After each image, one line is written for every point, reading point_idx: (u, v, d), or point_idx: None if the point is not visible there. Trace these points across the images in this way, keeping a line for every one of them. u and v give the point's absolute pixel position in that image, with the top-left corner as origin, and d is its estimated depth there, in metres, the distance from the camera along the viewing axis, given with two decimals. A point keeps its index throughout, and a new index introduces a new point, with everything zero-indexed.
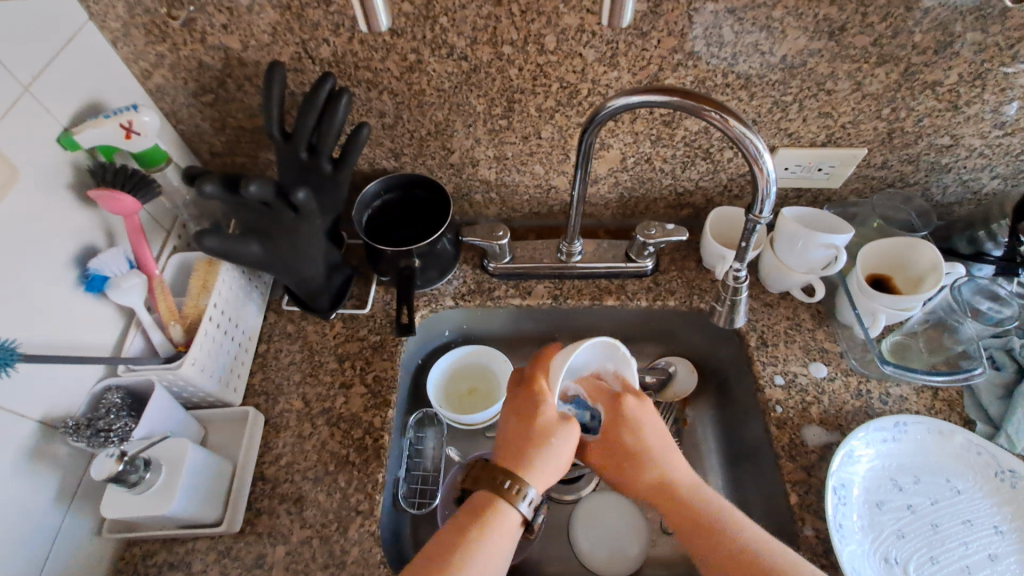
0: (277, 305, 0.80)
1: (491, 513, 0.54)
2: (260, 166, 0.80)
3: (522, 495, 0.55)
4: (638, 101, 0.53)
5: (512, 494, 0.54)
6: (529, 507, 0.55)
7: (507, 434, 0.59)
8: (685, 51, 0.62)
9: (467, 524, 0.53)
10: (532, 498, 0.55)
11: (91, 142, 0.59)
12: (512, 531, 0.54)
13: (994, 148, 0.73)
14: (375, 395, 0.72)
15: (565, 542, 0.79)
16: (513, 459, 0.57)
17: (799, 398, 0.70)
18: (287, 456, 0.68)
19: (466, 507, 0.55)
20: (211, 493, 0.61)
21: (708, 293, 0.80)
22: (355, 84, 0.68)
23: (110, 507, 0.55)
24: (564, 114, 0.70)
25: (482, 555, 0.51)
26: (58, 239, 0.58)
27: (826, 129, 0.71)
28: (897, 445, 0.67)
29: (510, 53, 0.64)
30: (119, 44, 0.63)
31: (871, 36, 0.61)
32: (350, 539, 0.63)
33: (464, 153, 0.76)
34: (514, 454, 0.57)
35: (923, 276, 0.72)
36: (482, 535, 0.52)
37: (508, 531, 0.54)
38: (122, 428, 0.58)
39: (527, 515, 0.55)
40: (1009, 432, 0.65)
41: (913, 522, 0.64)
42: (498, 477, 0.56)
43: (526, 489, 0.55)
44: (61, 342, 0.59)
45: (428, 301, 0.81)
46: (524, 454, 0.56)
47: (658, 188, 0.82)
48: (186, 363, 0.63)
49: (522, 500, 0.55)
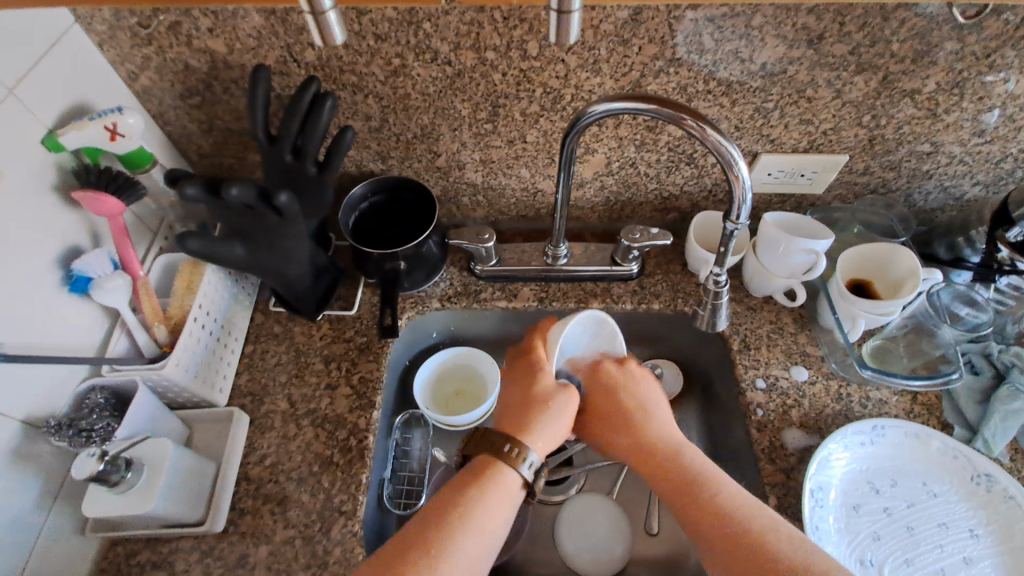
0: (265, 306, 0.80)
1: (494, 474, 0.55)
2: (248, 167, 0.80)
3: (522, 458, 0.56)
4: (619, 107, 0.54)
5: (516, 458, 0.55)
6: (530, 471, 0.56)
7: (509, 402, 0.61)
8: (666, 57, 0.63)
9: (469, 484, 0.54)
10: (532, 462, 0.56)
11: (75, 144, 0.60)
12: (513, 494, 0.55)
13: (974, 155, 0.74)
14: (360, 396, 0.73)
15: (549, 543, 0.80)
16: (513, 426, 0.58)
17: (779, 401, 0.71)
18: (271, 456, 0.69)
19: (467, 470, 0.56)
20: (192, 493, 0.62)
21: (691, 297, 0.81)
22: (341, 87, 0.68)
23: (90, 507, 0.56)
24: (548, 118, 0.71)
25: (487, 509, 0.52)
26: (42, 240, 0.59)
27: (808, 135, 0.72)
28: (875, 449, 0.67)
29: (494, 59, 0.64)
30: (106, 46, 0.64)
31: (849, 45, 0.62)
32: (332, 539, 0.63)
33: (450, 156, 0.77)
34: (517, 422, 0.58)
35: (902, 280, 0.72)
36: (485, 493, 0.53)
37: (504, 497, 0.54)
38: (104, 428, 0.59)
39: (529, 478, 0.55)
40: (985, 436, 0.66)
41: (889, 525, 0.65)
42: (499, 444, 0.57)
43: (526, 452, 0.56)
44: (44, 342, 0.59)
45: (414, 303, 0.81)
46: (524, 417, 0.59)
47: (644, 193, 0.83)
48: (169, 364, 0.63)
49: (525, 465, 0.55)
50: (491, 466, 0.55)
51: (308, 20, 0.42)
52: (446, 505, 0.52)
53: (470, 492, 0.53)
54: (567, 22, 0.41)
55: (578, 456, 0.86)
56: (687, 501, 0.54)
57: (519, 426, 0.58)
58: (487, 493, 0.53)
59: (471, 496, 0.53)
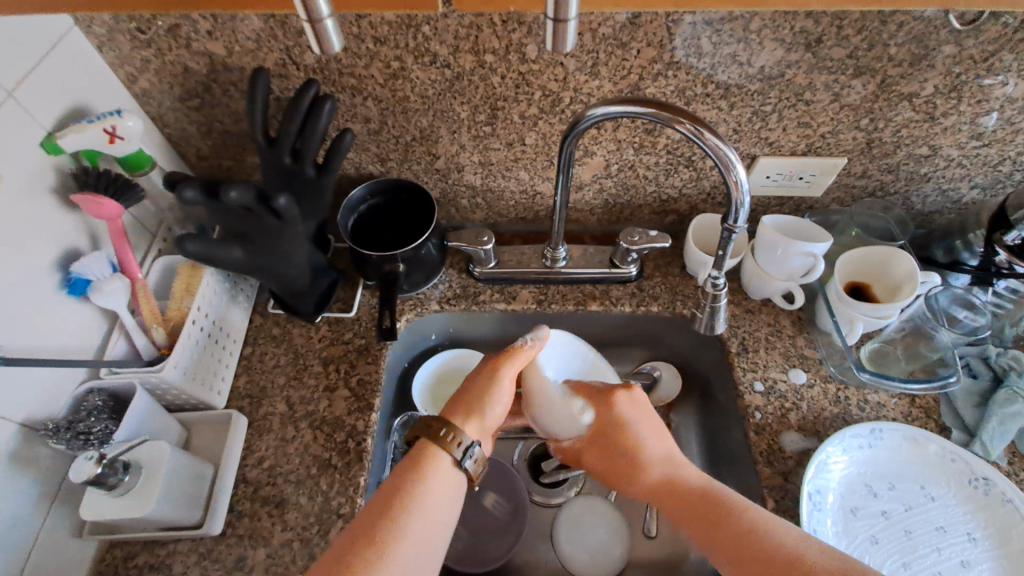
0: (263, 308, 0.80)
1: (431, 465, 0.54)
2: (247, 169, 0.81)
3: (459, 444, 0.56)
4: (616, 111, 0.54)
5: (452, 445, 0.56)
6: (471, 463, 0.56)
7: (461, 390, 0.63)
8: (665, 60, 0.63)
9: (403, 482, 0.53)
10: (472, 453, 0.56)
11: (74, 146, 0.60)
12: (450, 482, 0.55)
13: (972, 158, 0.74)
14: (358, 399, 0.73)
15: (547, 545, 0.80)
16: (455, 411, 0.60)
17: (777, 404, 0.71)
18: (269, 459, 0.69)
19: (402, 463, 0.55)
20: (190, 495, 0.62)
21: (690, 299, 0.81)
22: (339, 90, 0.68)
23: (89, 509, 0.56)
24: (547, 121, 0.71)
25: (425, 503, 0.52)
26: (41, 242, 0.59)
27: (806, 139, 0.72)
28: (873, 452, 0.68)
29: (493, 61, 0.64)
30: (105, 48, 0.64)
31: (847, 49, 0.62)
32: (330, 542, 0.63)
33: (449, 158, 0.77)
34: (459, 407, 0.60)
35: (899, 284, 0.73)
36: (421, 486, 0.53)
37: (444, 482, 0.54)
38: (102, 430, 0.59)
39: (465, 465, 0.56)
40: (983, 439, 0.66)
41: (886, 528, 0.65)
42: (434, 426, 0.57)
43: (463, 439, 0.56)
44: (42, 344, 0.59)
45: (413, 305, 0.81)
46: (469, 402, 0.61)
47: (643, 195, 0.83)
48: (168, 366, 0.63)
49: (464, 453, 0.56)
50: (426, 457, 0.55)
51: (306, 28, 0.42)
52: (382, 505, 0.51)
53: (404, 491, 0.52)
54: (563, 30, 0.41)
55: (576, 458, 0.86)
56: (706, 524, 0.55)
57: (463, 410, 0.60)
58: (424, 487, 0.53)
59: (407, 494, 0.52)
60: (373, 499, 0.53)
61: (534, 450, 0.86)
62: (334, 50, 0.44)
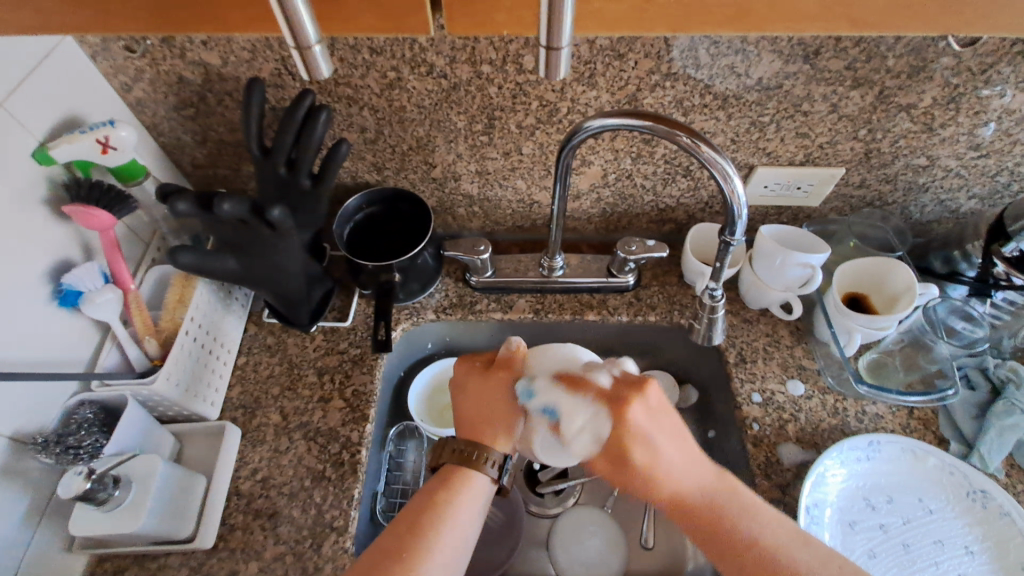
0: (258, 317, 0.80)
1: (468, 484, 0.54)
2: (242, 177, 0.80)
3: (488, 461, 0.55)
4: (615, 123, 0.53)
5: (483, 463, 0.54)
6: (497, 471, 0.55)
7: (468, 411, 0.58)
8: (662, 71, 0.63)
9: (439, 499, 0.53)
10: (498, 462, 0.55)
11: (66, 157, 0.59)
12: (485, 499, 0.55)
13: (970, 169, 0.74)
14: (353, 409, 0.72)
15: (544, 556, 0.79)
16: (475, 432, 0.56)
17: (775, 416, 0.71)
18: (263, 471, 0.68)
19: (435, 480, 0.55)
20: (182, 509, 0.61)
21: (688, 309, 0.81)
22: (335, 99, 0.68)
23: (78, 524, 0.55)
24: (544, 131, 0.71)
25: (457, 525, 0.52)
26: (31, 254, 0.58)
27: (804, 149, 0.72)
28: (871, 465, 0.67)
29: (489, 72, 0.64)
30: (98, 58, 0.63)
31: (845, 60, 0.61)
32: (324, 556, 0.62)
33: (445, 167, 0.77)
34: (481, 429, 0.56)
35: (898, 295, 0.72)
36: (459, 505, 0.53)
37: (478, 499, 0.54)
38: (92, 444, 0.59)
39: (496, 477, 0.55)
40: (981, 452, 0.66)
41: (885, 542, 0.64)
42: (466, 451, 0.55)
43: (492, 454, 0.55)
44: (32, 357, 0.58)
45: (409, 314, 0.81)
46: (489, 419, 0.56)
47: (640, 204, 0.82)
48: (159, 378, 0.62)
49: (490, 466, 0.55)
50: (462, 476, 0.54)
51: (294, 57, 0.40)
52: (421, 514, 0.52)
53: (439, 510, 0.52)
54: (555, 58, 0.40)
55: (573, 468, 0.85)
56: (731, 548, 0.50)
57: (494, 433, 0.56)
58: (460, 506, 0.52)
59: (441, 515, 0.52)
60: (416, 503, 0.53)
61: (531, 460, 0.85)
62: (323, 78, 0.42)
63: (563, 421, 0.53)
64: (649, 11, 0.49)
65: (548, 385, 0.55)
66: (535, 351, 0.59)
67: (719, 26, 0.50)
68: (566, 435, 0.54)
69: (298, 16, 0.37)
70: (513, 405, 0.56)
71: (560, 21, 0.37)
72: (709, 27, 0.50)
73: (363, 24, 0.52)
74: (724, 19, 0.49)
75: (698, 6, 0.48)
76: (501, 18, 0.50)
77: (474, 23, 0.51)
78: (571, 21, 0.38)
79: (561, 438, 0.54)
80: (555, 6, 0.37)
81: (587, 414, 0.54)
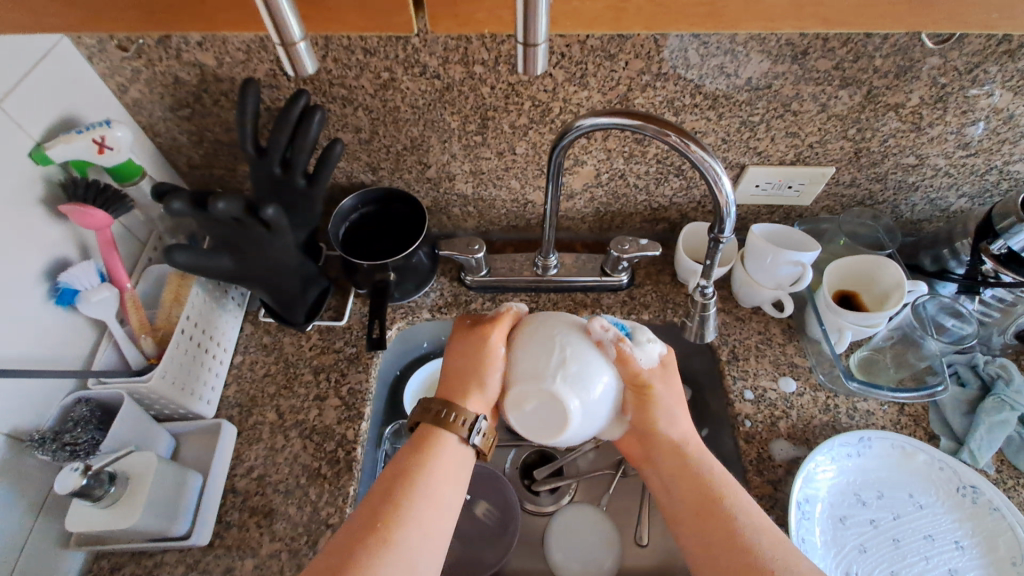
0: (255, 316, 0.80)
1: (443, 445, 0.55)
2: (238, 177, 0.81)
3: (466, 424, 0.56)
4: (605, 122, 0.54)
5: (456, 425, 0.56)
6: (478, 436, 0.56)
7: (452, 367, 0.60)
8: (653, 72, 0.64)
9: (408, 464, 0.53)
10: (479, 427, 0.57)
11: (63, 156, 0.60)
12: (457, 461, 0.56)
13: (959, 168, 0.75)
14: (348, 407, 0.73)
15: (538, 553, 0.80)
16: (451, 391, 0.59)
17: (767, 413, 0.71)
18: (258, 469, 0.69)
19: (408, 443, 0.55)
20: (178, 506, 0.61)
21: (680, 307, 0.82)
22: (330, 100, 0.69)
23: (74, 521, 0.56)
24: (537, 130, 0.71)
25: (430, 486, 0.52)
26: (29, 253, 0.59)
27: (794, 148, 0.73)
28: (861, 460, 0.68)
29: (482, 72, 0.64)
30: (95, 59, 0.64)
31: (832, 60, 0.62)
32: (319, 553, 0.63)
33: (440, 167, 0.77)
34: (458, 387, 0.58)
35: (887, 293, 0.73)
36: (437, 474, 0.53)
37: (451, 473, 0.55)
38: (89, 442, 0.59)
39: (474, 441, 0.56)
40: (971, 447, 0.67)
41: (875, 537, 0.65)
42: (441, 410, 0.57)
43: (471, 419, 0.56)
44: (29, 355, 0.59)
45: (404, 313, 0.81)
46: (466, 376, 0.59)
47: (633, 204, 0.83)
48: (155, 376, 0.63)
49: (471, 431, 0.56)
50: (437, 437, 0.56)
51: (278, 52, 0.41)
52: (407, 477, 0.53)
53: (409, 474, 0.52)
54: (533, 55, 0.40)
55: (568, 465, 0.86)
56: (709, 524, 0.50)
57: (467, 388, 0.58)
58: (431, 468, 0.53)
59: (412, 478, 0.52)
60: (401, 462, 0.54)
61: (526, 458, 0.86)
62: (307, 72, 0.42)
63: (527, 385, 0.52)
64: (626, 11, 0.49)
65: (522, 353, 0.55)
66: (528, 322, 0.58)
67: (694, 25, 0.50)
68: (532, 401, 0.52)
69: (281, 11, 0.37)
70: (497, 361, 0.58)
71: (536, 19, 0.38)
72: (685, 26, 0.50)
73: (350, 22, 0.52)
74: (699, 21, 0.49)
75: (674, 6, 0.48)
76: (482, 17, 0.51)
77: (454, 22, 0.51)
78: (546, 17, 0.38)
79: (529, 405, 0.52)
80: (529, 5, 0.37)
81: (550, 380, 0.51)
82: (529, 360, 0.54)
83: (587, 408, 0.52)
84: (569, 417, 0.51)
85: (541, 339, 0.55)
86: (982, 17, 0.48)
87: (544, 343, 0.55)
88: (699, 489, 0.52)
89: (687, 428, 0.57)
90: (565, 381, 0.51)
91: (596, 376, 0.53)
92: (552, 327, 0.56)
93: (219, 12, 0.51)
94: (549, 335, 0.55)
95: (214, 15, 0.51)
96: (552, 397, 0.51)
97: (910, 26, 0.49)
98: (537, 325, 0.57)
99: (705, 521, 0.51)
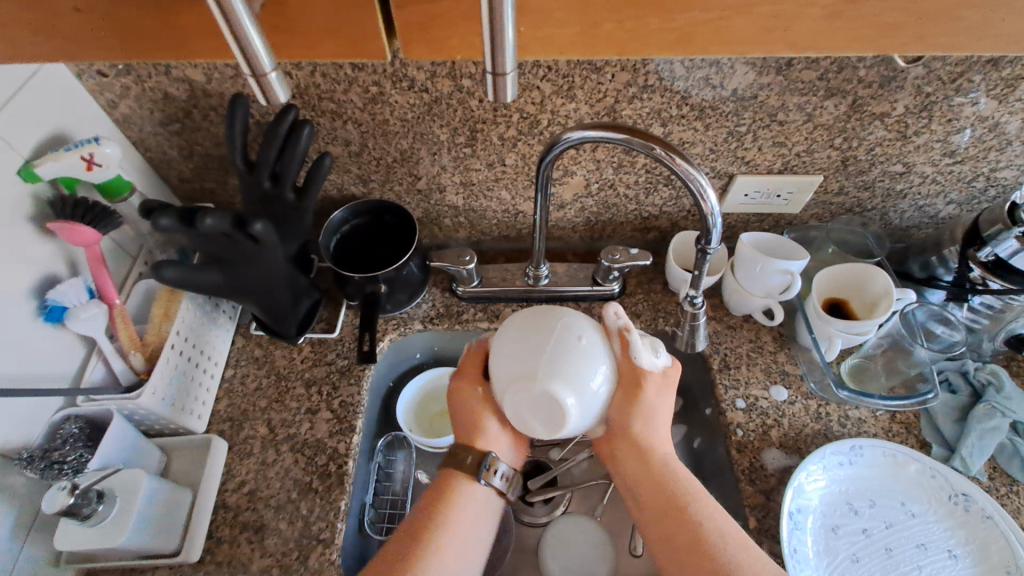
0: (246, 330, 0.80)
1: (466, 485, 0.56)
2: (229, 191, 0.81)
3: (492, 469, 0.57)
4: (592, 135, 0.53)
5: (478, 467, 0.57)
6: (502, 481, 0.57)
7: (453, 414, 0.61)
8: (638, 84, 0.64)
9: (436, 501, 0.56)
10: (503, 472, 0.58)
11: (51, 174, 0.60)
12: (485, 503, 0.57)
13: (946, 174, 0.75)
14: (340, 420, 0.72)
15: (532, 564, 0.79)
16: (464, 432, 0.59)
17: (759, 421, 0.71)
18: (249, 483, 0.68)
19: (434, 483, 0.57)
20: (167, 522, 0.61)
21: (672, 316, 0.82)
22: (319, 114, 0.69)
23: (62, 539, 0.55)
24: (526, 142, 0.72)
25: (457, 518, 0.54)
26: (18, 270, 0.59)
27: (782, 157, 0.73)
28: (852, 469, 0.68)
29: (470, 86, 0.65)
30: (84, 76, 0.64)
31: (817, 71, 0.62)
32: (310, 568, 0.63)
33: (430, 179, 0.78)
34: (470, 432, 0.59)
35: (876, 301, 0.73)
36: (459, 505, 0.55)
37: (481, 504, 0.57)
38: (77, 459, 0.59)
39: (502, 488, 0.57)
40: (963, 455, 0.66)
41: (868, 547, 0.65)
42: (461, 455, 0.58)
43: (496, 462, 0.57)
44: (18, 373, 0.59)
45: (397, 325, 0.81)
46: (469, 418, 0.60)
47: (624, 214, 0.84)
48: (145, 392, 0.63)
49: (495, 475, 0.57)
50: (458, 478, 0.57)
51: (251, 83, 0.41)
52: (430, 513, 0.55)
53: (439, 506, 0.55)
54: (502, 82, 0.41)
55: (561, 476, 0.86)
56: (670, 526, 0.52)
57: (472, 429, 0.59)
58: (457, 501, 0.56)
59: (442, 516, 0.54)
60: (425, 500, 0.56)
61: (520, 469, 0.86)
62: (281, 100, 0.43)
63: (517, 389, 0.52)
64: (598, 36, 0.49)
65: (500, 357, 0.54)
66: (499, 328, 0.57)
67: (666, 49, 0.51)
68: (523, 402, 0.52)
69: (250, 38, 0.37)
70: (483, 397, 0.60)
71: (503, 48, 0.38)
72: (656, 50, 0.50)
73: (322, 52, 0.52)
74: (670, 44, 0.50)
75: (647, 28, 0.48)
76: (456, 43, 0.51)
77: (428, 49, 0.52)
78: (514, 47, 0.39)
79: (524, 410, 0.52)
80: (496, 35, 0.38)
81: (545, 380, 0.51)
82: (511, 363, 0.53)
83: (583, 403, 0.52)
84: (565, 414, 0.51)
85: (524, 335, 0.54)
86: (949, 40, 0.49)
87: (522, 344, 0.54)
88: (667, 498, 0.54)
89: (662, 433, 0.57)
90: (555, 380, 0.51)
91: (596, 370, 0.53)
92: (522, 323, 0.55)
93: (193, 39, 0.51)
94: (525, 330, 0.54)
95: (189, 43, 0.51)
96: (549, 396, 0.51)
97: (878, 49, 0.50)
98: (510, 324, 0.56)
99: (669, 524, 0.52)
